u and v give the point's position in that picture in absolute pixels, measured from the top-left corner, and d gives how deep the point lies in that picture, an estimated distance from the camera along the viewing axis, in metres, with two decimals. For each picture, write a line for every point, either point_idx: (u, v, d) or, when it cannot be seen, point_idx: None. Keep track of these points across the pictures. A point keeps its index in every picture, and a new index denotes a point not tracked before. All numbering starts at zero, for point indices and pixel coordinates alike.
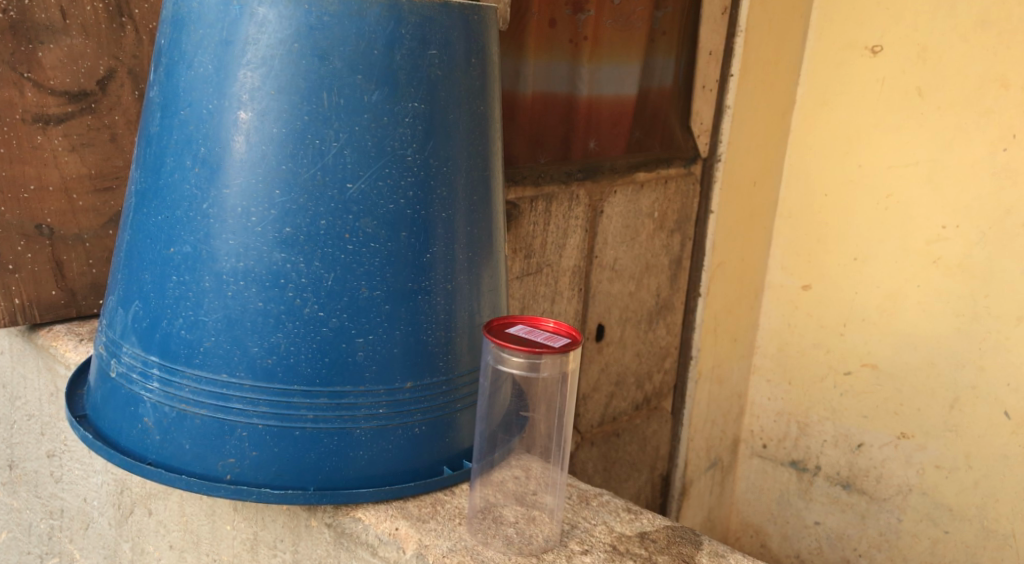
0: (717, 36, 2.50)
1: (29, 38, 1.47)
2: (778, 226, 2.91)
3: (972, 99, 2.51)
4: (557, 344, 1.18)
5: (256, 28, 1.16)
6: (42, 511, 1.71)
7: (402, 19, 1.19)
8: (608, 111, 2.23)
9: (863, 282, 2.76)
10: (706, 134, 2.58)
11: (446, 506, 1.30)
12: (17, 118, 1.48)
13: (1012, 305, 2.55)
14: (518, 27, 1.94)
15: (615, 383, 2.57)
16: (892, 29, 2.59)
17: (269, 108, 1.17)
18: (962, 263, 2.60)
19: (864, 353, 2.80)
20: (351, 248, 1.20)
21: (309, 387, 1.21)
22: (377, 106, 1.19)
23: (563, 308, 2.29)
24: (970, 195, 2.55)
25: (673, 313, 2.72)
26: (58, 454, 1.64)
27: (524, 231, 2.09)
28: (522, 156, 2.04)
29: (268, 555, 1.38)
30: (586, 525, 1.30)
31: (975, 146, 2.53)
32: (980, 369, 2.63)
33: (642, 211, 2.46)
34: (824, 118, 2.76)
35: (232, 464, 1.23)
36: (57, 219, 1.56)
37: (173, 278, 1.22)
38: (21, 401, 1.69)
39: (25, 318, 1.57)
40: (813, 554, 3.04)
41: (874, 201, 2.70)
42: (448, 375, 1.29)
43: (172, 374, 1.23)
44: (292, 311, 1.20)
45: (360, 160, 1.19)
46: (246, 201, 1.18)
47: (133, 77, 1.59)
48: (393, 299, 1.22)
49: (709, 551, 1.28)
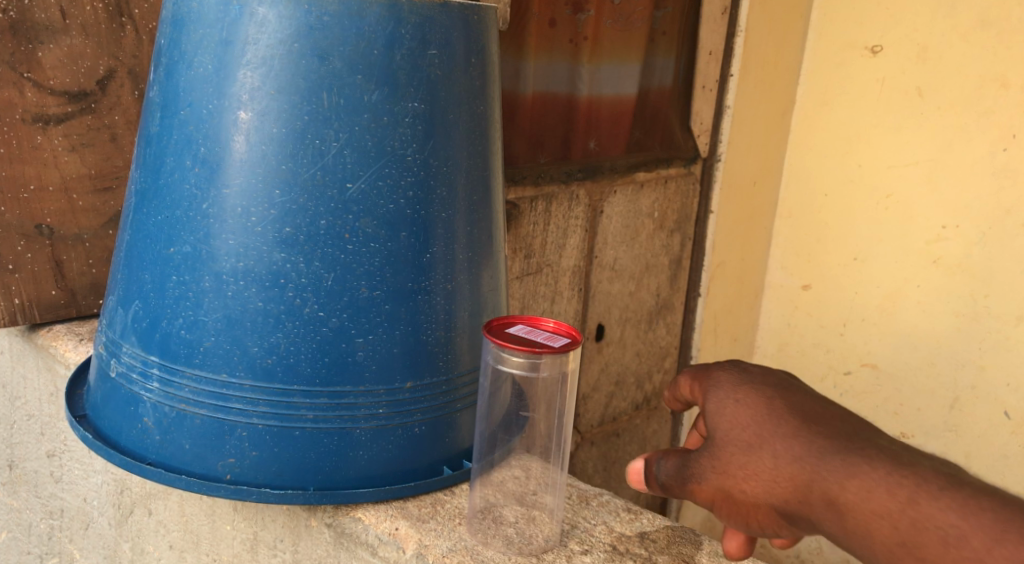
0: (717, 36, 2.51)
1: (29, 38, 1.47)
2: (778, 226, 2.93)
3: (972, 99, 2.50)
4: (557, 344, 1.18)
5: (256, 27, 1.16)
6: (42, 511, 1.71)
7: (402, 19, 1.19)
8: (608, 112, 2.23)
9: (863, 282, 2.77)
10: (706, 134, 2.59)
11: (446, 506, 1.30)
12: (17, 117, 1.48)
13: (1012, 305, 2.53)
14: (518, 26, 1.94)
15: (614, 383, 2.57)
16: (892, 29, 2.59)
17: (270, 108, 1.17)
18: (962, 263, 2.59)
19: (864, 353, 2.80)
20: (351, 248, 1.20)
21: (309, 387, 1.21)
22: (377, 106, 1.19)
23: (563, 308, 2.30)
24: (970, 196, 2.54)
25: (673, 313, 2.72)
26: (58, 454, 1.64)
27: (524, 231, 2.09)
28: (522, 156, 2.04)
29: (268, 555, 1.38)
30: (586, 524, 1.30)
31: (976, 146, 2.51)
32: (980, 369, 2.62)
33: (642, 211, 2.47)
34: (824, 118, 2.77)
35: (232, 464, 1.23)
36: (57, 220, 1.55)
37: (173, 278, 1.21)
38: (21, 401, 1.69)
39: (25, 318, 1.57)
40: (813, 554, 3.04)
41: (874, 201, 2.70)
42: (448, 375, 1.29)
43: (172, 374, 1.22)
44: (292, 311, 1.20)
45: (360, 160, 1.19)
46: (246, 201, 1.18)
47: (133, 77, 1.59)
48: (393, 299, 1.22)
49: (709, 551, 1.28)
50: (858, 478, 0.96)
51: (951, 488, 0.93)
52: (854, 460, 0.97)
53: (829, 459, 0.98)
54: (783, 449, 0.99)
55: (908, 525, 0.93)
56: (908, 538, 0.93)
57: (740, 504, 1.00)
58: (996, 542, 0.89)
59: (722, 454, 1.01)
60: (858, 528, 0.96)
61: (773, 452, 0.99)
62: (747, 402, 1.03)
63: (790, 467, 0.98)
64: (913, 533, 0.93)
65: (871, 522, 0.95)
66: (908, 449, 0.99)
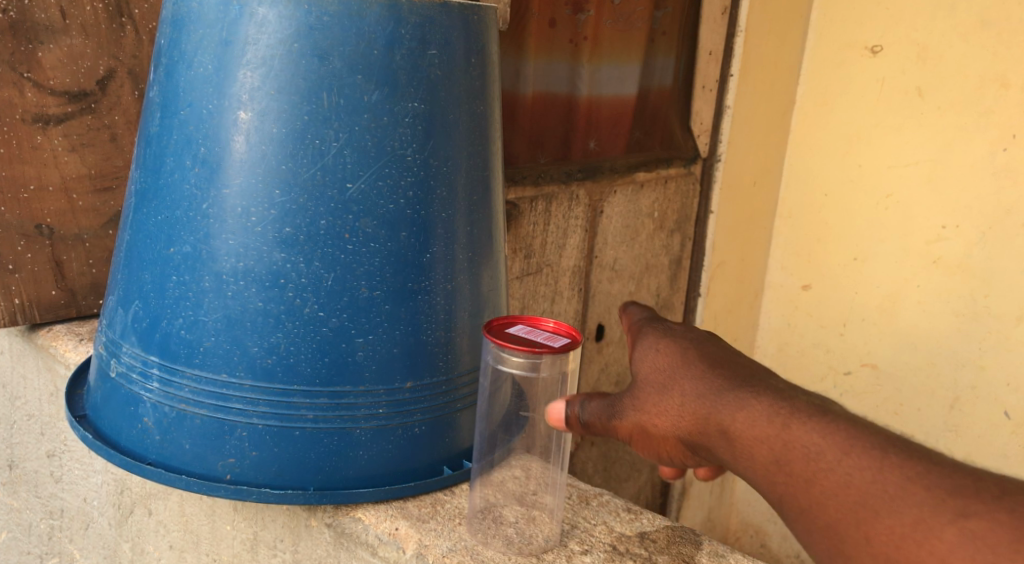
0: (717, 36, 2.50)
1: (29, 38, 1.47)
2: (778, 226, 2.92)
3: (972, 99, 2.50)
4: (557, 344, 1.18)
5: (256, 28, 1.16)
6: (42, 511, 1.71)
7: (402, 19, 1.19)
8: (608, 112, 2.24)
9: (863, 282, 2.77)
10: (706, 134, 2.59)
11: (446, 506, 1.30)
12: (17, 117, 1.48)
13: (1012, 305, 2.53)
14: (518, 26, 1.94)
15: (614, 383, 2.57)
16: (892, 29, 2.59)
17: (270, 108, 1.17)
18: (962, 263, 2.59)
19: (864, 353, 2.80)
20: (351, 248, 1.20)
21: (309, 387, 1.21)
22: (377, 106, 1.19)
23: (563, 308, 2.30)
24: (970, 196, 2.54)
25: (673, 313, 2.73)
26: (58, 454, 1.64)
27: (525, 231, 2.09)
28: (522, 156, 2.04)
29: (268, 555, 1.38)
30: (586, 525, 1.30)
31: (976, 146, 2.51)
32: (980, 369, 2.62)
33: (642, 211, 2.47)
34: (824, 118, 2.77)
35: (232, 464, 1.23)
36: (57, 220, 1.55)
37: (173, 278, 1.21)
38: (21, 401, 1.69)
39: (26, 318, 1.57)
40: None
41: (874, 201, 2.70)
42: (448, 375, 1.29)
43: (172, 374, 1.22)
44: (292, 311, 1.20)
45: (360, 160, 1.19)
46: (246, 201, 1.18)
47: (133, 77, 1.59)
48: (393, 299, 1.22)
49: (709, 551, 1.28)
50: (747, 410, 1.01)
51: (822, 415, 0.98)
52: (745, 395, 1.02)
53: (726, 395, 1.02)
54: (691, 387, 1.04)
55: (781, 446, 0.98)
56: (782, 458, 0.97)
57: (652, 438, 1.06)
58: (846, 454, 0.95)
59: (641, 394, 1.07)
60: (743, 452, 1.00)
61: (686, 392, 1.04)
62: (667, 349, 1.08)
63: (693, 404, 1.03)
64: (785, 455, 0.97)
65: (753, 446, 0.99)
66: (790, 385, 1.05)
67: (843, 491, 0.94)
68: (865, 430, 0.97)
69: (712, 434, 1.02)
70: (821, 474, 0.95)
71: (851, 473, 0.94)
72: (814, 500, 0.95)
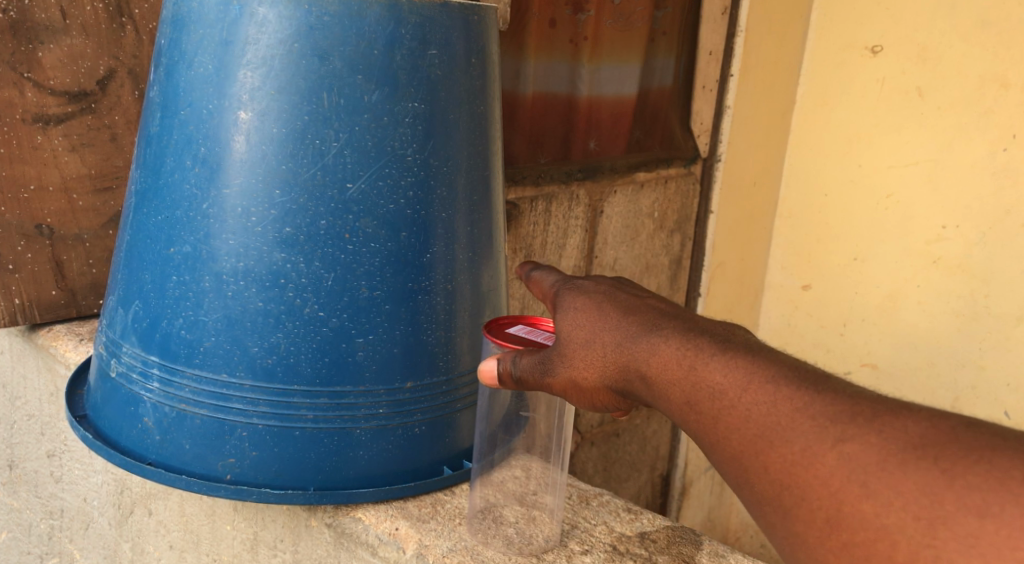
0: (717, 36, 2.50)
1: (29, 38, 1.47)
2: (778, 226, 2.93)
3: (972, 99, 2.50)
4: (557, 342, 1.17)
5: (256, 28, 1.16)
6: (42, 511, 1.71)
7: (402, 19, 1.19)
8: (608, 113, 2.24)
9: (863, 282, 2.77)
10: (706, 134, 2.59)
11: (446, 506, 1.31)
12: (17, 117, 1.48)
13: (1012, 305, 2.53)
14: (518, 26, 1.94)
15: None
16: (892, 30, 2.59)
17: (269, 108, 1.17)
18: (963, 263, 2.59)
19: (864, 353, 2.80)
20: (351, 248, 1.20)
21: (309, 387, 1.21)
22: (377, 106, 1.19)
23: None
24: (970, 196, 2.54)
25: None
26: (58, 454, 1.64)
27: (524, 231, 2.08)
28: (522, 156, 2.04)
29: (268, 555, 1.38)
30: (586, 525, 1.30)
31: (976, 147, 2.51)
32: (980, 369, 2.62)
33: (642, 210, 2.47)
34: (824, 118, 2.77)
35: (232, 464, 1.23)
36: (57, 220, 1.55)
37: (173, 278, 1.21)
38: (21, 401, 1.69)
39: (25, 318, 1.57)
40: None
41: (874, 201, 2.70)
42: (448, 375, 1.29)
43: (172, 374, 1.22)
44: (292, 311, 1.20)
45: (360, 160, 1.19)
46: (246, 201, 1.18)
47: (133, 77, 1.59)
48: (393, 299, 1.22)
49: (709, 551, 1.28)
50: (658, 353, 0.99)
51: (723, 348, 0.96)
52: (655, 338, 1.00)
53: (639, 341, 1.01)
54: (609, 337, 1.04)
55: (690, 386, 0.95)
56: (692, 398, 0.95)
57: (585, 390, 1.06)
58: (745, 388, 0.92)
59: (566, 348, 1.07)
60: (661, 393, 0.98)
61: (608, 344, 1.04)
62: (583, 304, 1.08)
63: (614, 353, 1.03)
64: (695, 395, 0.95)
65: (669, 390, 0.97)
66: (703, 323, 1.02)
67: (743, 425, 0.91)
68: (766, 361, 0.94)
69: (633, 379, 1.01)
70: (726, 411, 0.92)
71: (751, 408, 0.91)
72: (720, 435, 0.93)
